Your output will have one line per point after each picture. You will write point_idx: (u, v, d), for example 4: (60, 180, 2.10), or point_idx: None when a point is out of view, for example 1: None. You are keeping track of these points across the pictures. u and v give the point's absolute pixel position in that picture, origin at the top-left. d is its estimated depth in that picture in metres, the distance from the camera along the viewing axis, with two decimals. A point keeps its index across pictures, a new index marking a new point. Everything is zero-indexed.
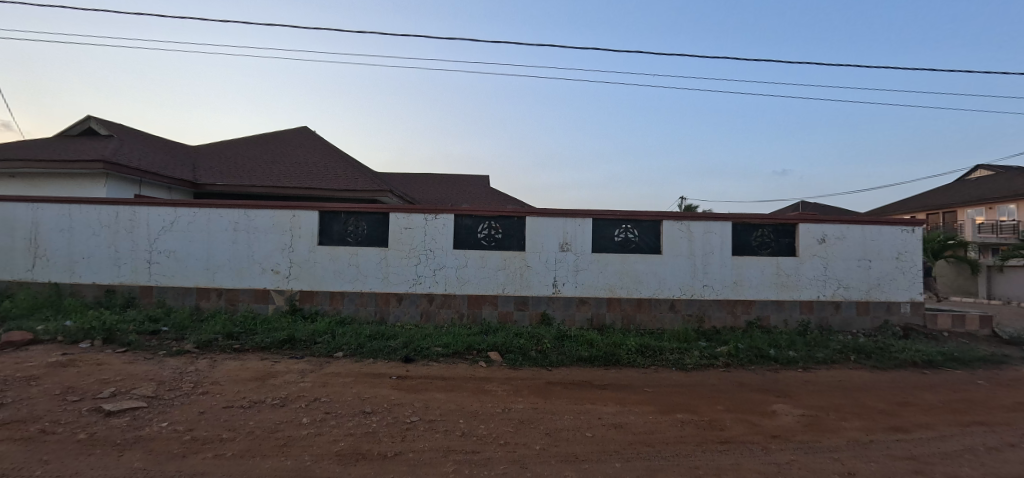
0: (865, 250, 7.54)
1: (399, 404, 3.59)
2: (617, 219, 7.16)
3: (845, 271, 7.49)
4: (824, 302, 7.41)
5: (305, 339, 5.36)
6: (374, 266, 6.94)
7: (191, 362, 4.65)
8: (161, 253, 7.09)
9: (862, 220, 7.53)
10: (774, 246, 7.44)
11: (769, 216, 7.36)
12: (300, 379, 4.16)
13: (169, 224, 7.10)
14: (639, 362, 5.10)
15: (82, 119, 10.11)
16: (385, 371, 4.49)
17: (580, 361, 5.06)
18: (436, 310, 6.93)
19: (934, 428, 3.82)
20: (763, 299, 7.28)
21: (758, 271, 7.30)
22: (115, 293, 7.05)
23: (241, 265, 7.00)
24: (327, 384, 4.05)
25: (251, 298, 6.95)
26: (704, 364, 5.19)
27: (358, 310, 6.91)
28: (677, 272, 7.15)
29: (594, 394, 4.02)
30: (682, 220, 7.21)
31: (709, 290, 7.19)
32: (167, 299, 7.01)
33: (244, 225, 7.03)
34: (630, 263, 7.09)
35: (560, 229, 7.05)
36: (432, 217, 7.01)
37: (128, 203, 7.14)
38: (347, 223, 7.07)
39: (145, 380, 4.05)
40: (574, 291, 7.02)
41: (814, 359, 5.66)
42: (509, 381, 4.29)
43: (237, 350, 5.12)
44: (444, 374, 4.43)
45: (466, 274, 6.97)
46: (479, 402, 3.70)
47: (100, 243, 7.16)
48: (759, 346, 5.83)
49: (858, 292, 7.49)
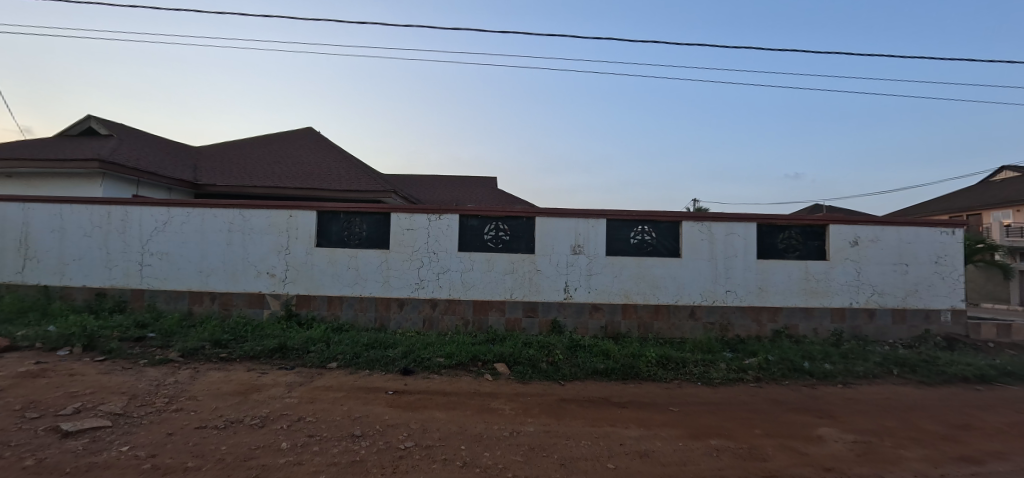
0: (901, 253, 6.99)
1: (392, 426, 3.17)
2: (632, 220, 6.70)
3: (879, 276, 6.94)
4: (856, 310, 6.86)
5: (297, 347, 4.96)
6: (374, 269, 6.56)
7: (172, 373, 4.30)
8: (154, 255, 6.78)
9: (897, 221, 6.99)
10: (802, 249, 6.92)
11: (796, 217, 6.86)
12: (285, 394, 3.76)
13: (162, 225, 6.80)
14: (661, 375, 4.63)
15: (82, 118, 9.95)
16: (381, 384, 4.08)
17: (596, 374, 4.60)
18: (439, 317, 6.52)
19: (1010, 458, 3.29)
20: (790, 306, 6.75)
21: (785, 276, 6.78)
22: (105, 296, 6.76)
23: (235, 267, 6.66)
24: (315, 399, 3.65)
25: (245, 302, 6.60)
26: (733, 379, 4.69)
27: (358, 316, 6.52)
28: (698, 276, 6.66)
29: (614, 414, 3.57)
30: (703, 221, 6.73)
31: (732, 297, 6.69)
32: (158, 303, 6.70)
33: (239, 225, 6.70)
34: (647, 266, 6.62)
35: (571, 230, 6.61)
36: (436, 217, 6.61)
37: (121, 203, 6.86)
38: (346, 224, 6.70)
39: (117, 394, 3.69)
40: (587, 296, 6.56)
41: (853, 373, 5.13)
42: (517, 397, 3.85)
43: (224, 360, 4.74)
44: (445, 389, 4.00)
45: (471, 278, 6.56)
46: (483, 423, 3.27)
47: (92, 244, 6.88)
48: (791, 358, 5.32)
49: (893, 299, 6.93)
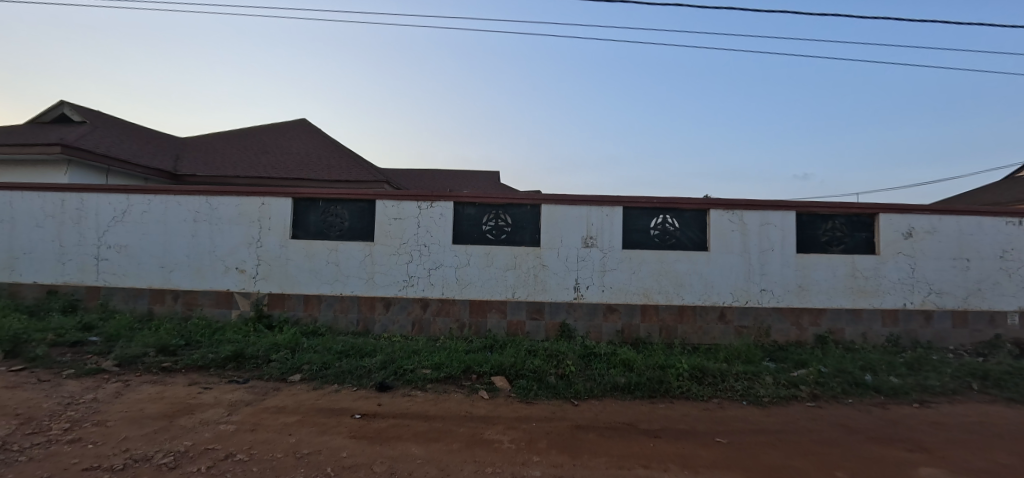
0: (961, 246, 6.06)
1: (350, 468, 2.34)
2: (653, 208, 5.82)
3: (936, 274, 6.02)
4: (911, 311, 5.94)
5: (256, 355, 4.16)
6: (357, 265, 5.75)
7: (96, 388, 3.50)
8: (111, 248, 6.01)
9: (957, 209, 6.06)
10: (848, 242, 6.00)
11: (842, 205, 5.95)
12: (223, 418, 2.94)
13: (120, 214, 6.03)
14: (696, 392, 3.75)
15: (55, 103, 9.28)
16: (348, 405, 3.24)
17: (615, 391, 3.74)
18: (431, 319, 5.69)
19: None
20: (835, 308, 5.85)
21: (829, 273, 5.87)
22: (57, 294, 6.00)
23: (200, 262, 5.88)
24: (258, 427, 2.82)
25: (211, 302, 5.82)
26: (785, 396, 3.80)
27: (338, 318, 5.71)
28: (728, 272, 5.78)
29: (646, 449, 2.70)
30: (734, 208, 5.85)
31: (768, 296, 5.80)
32: (114, 301, 5.94)
33: (206, 215, 5.91)
34: (669, 261, 5.75)
35: (582, 219, 5.76)
36: (428, 205, 5.79)
37: (76, 189, 6.11)
38: (325, 213, 5.89)
39: (9, 417, 2.90)
40: (600, 296, 5.71)
41: (928, 388, 4.22)
42: (519, 424, 3.00)
43: (166, 371, 3.94)
44: (428, 412, 3.15)
45: (468, 275, 5.73)
46: (472, 464, 2.42)
47: (44, 236, 6.13)
48: (850, 370, 4.42)
49: (953, 300, 6.00)
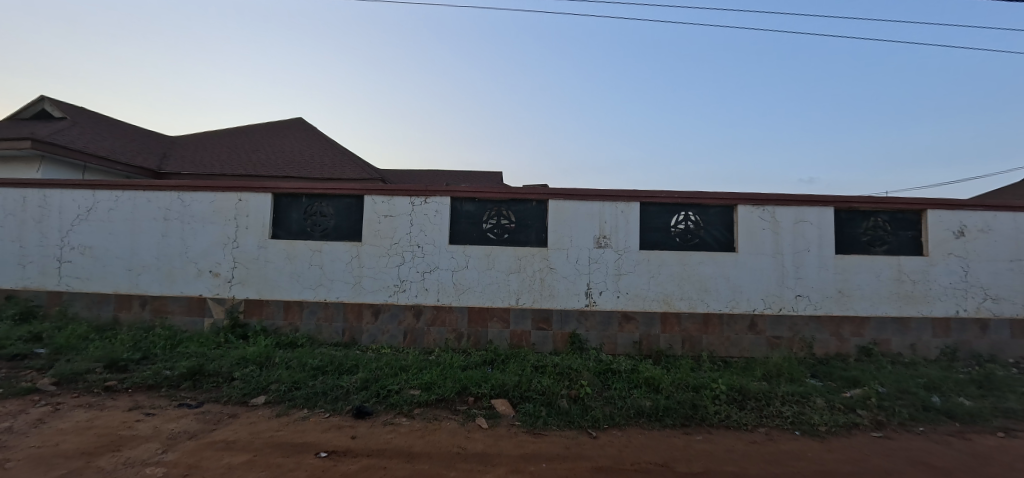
0: (1020, 246, 5.38)
1: None
2: (673, 204, 5.21)
3: (992, 277, 5.34)
4: (965, 320, 5.26)
5: (217, 373, 3.57)
6: (343, 268, 5.16)
7: (16, 414, 2.92)
8: (75, 249, 5.47)
9: (1016, 204, 5.39)
10: (892, 242, 5.36)
11: (886, 200, 5.31)
12: (153, 458, 2.34)
13: (85, 212, 5.49)
14: (738, 419, 3.12)
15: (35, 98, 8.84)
16: (313, 439, 2.63)
17: (640, 417, 3.12)
18: (425, 329, 5.10)
19: None
20: (880, 317, 5.19)
21: (872, 277, 5.22)
22: (15, 300, 5.45)
23: (171, 265, 5.32)
24: (193, 470, 2.22)
25: (182, 309, 5.25)
26: (845, 425, 3.16)
27: (321, 328, 5.12)
28: (759, 276, 5.15)
29: None
30: (764, 204, 5.22)
31: (804, 303, 5.15)
32: (77, 309, 5.38)
33: (178, 212, 5.36)
34: (692, 263, 5.13)
35: (594, 217, 5.16)
36: (422, 201, 5.21)
37: (38, 185, 5.58)
38: (309, 211, 5.31)
39: None
40: (614, 302, 5.09)
41: (1009, 413, 3.56)
42: (525, 466, 2.38)
43: (111, 392, 3.36)
44: (412, 449, 2.54)
45: (466, 279, 5.13)
46: None
47: (4, 236, 5.60)
48: (913, 390, 3.76)
49: (1012, 307, 5.32)
